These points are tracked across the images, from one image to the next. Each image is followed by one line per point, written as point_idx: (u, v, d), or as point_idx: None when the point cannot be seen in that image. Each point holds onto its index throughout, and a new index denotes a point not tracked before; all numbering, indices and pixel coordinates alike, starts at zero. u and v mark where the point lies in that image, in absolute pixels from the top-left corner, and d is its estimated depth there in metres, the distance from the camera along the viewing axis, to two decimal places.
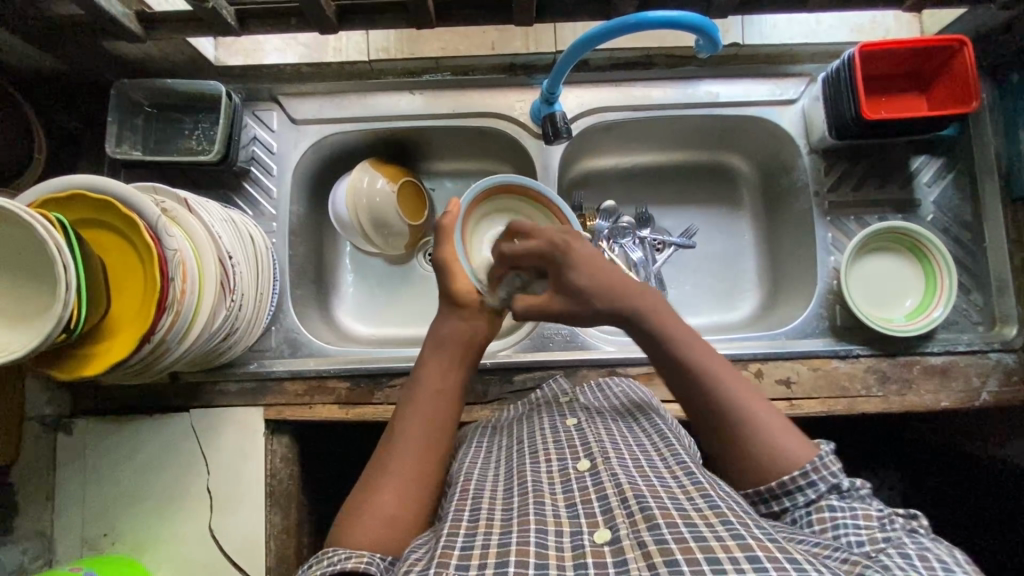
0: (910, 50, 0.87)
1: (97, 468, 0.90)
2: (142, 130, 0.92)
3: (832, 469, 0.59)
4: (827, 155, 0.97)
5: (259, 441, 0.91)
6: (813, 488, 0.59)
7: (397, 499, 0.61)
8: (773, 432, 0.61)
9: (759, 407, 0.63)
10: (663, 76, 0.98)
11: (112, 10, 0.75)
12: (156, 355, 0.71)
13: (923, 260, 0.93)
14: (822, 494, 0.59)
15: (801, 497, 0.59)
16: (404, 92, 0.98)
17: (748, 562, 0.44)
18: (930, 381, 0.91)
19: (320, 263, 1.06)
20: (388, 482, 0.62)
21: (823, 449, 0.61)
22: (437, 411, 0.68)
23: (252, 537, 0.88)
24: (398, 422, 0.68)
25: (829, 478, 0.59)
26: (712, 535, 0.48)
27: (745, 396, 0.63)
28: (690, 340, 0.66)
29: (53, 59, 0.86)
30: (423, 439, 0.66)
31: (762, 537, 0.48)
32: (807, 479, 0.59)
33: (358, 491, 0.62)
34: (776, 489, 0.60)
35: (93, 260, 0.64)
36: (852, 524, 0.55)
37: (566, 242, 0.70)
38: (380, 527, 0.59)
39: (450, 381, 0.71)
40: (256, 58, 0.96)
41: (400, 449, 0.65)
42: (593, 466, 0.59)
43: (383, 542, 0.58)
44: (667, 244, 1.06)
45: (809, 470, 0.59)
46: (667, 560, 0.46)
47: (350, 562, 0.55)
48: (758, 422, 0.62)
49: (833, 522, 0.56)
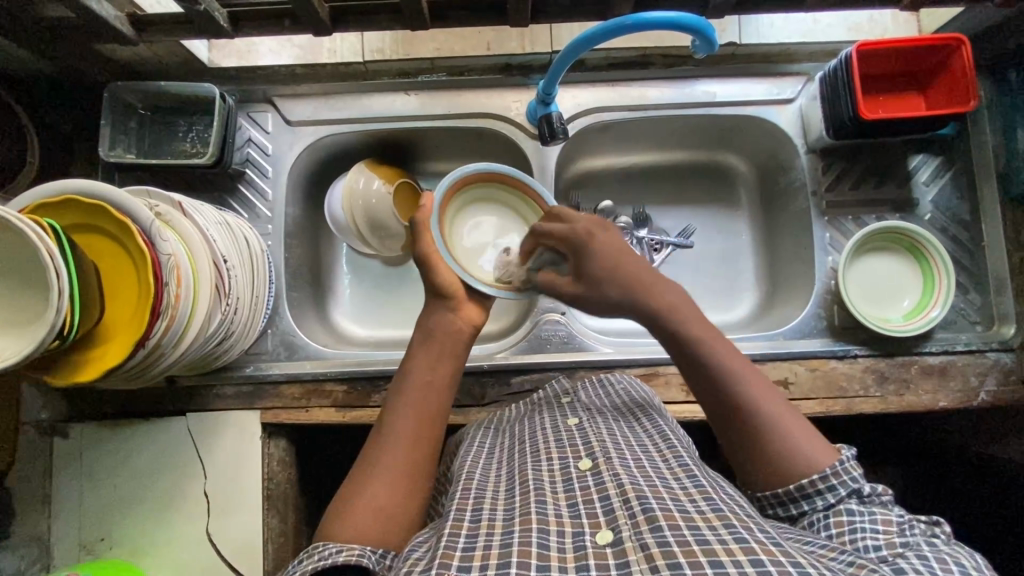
0: (906, 49, 0.87)
1: (92, 473, 0.90)
2: (136, 133, 0.92)
3: (853, 474, 0.59)
4: (825, 155, 0.97)
5: (255, 445, 0.91)
6: (832, 492, 0.58)
7: (387, 493, 0.61)
8: (796, 438, 0.61)
9: (784, 412, 0.62)
10: (660, 76, 0.97)
11: (102, 14, 0.74)
12: (151, 360, 0.71)
13: (922, 260, 0.93)
14: (842, 499, 0.58)
15: (820, 501, 0.58)
16: (399, 93, 0.98)
17: (752, 565, 0.44)
18: (928, 381, 0.91)
19: (316, 265, 1.05)
20: (377, 474, 0.62)
21: (844, 453, 0.60)
22: (426, 400, 0.68)
23: (249, 541, 0.88)
24: (388, 415, 0.67)
25: (849, 483, 0.58)
26: (714, 538, 0.47)
27: (766, 396, 0.63)
28: (707, 337, 0.66)
29: (44, 62, 0.86)
30: (411, 430, 0.66)
31: (766, 540, 0.47)
32: (826, 483, 0.58)
33: (348, 486, 0.62)
34: (794, 492, 0.59)
35: (86, 267, 0.64)
36: (870, 529, 0.55)
37: (591, 232, 0.70)
38: (367, 522, 0.59)
39: (440, 371, 0.70)
40: (250, 60, 0.96)
41: (390, 441, 0.65)
42: (594, 466, 0.59)
43: (372, 536, 0.58)
44: (666, 244, 1.05)
45: (829, 474, 0.58)
46: (670, 562, 0.45)
47: (342, 556, 0.54)
48: (782, 427, 0.61)
49: (851, 526, 0.56)
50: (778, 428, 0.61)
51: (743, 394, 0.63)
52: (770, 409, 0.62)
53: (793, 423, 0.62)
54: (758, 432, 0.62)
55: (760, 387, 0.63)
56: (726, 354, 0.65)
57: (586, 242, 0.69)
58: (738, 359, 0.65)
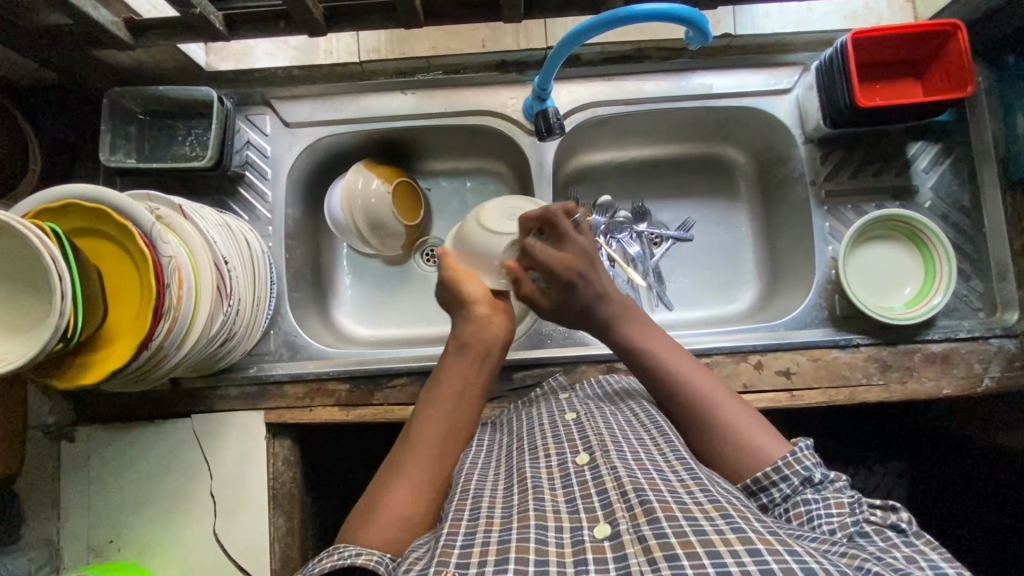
0: (900, 36, 0.87)
1: (100, 477, 0.91)
2: (136, 137, 0.92)
3: (805, 463, 0.60)
4: (823, 145, 0.97)
5: (261, 445, 0.91)
6: (786, 483, 0.60)
7: (410, 498, 0.61)
8: (759, 445, 0.63)
9: (754, 429, 0.64)
10: (655, 70, 0.97)
11: (100, 21, 0.75)
12: (155, 361, 0.71)
13: (922, 248, 0.93)
14: (797, 489, 0.60)
15: (777, 493, 0.60)
16: (396, 92, 0.98)
17: (749, 555, 0.44)
18: (931, 369, 0.90)
19: (317, 265, 1.06)
20: (403, 479, 0.63)
21: (799, 443, 0.62)
22: (456, 412, 0.69)
23: (257, 539, 0.89)
24: (416, 419, 0.69)
25: (801, 472, 0.60)
26: (711, 529, 0.47)
27: (738, 419, 0.65)
28: (674, 358, 0.71)
29: (43, 69, 0.86)
30: (437, 438, 0.67)
31: (762, 531, 0.47)
32: (780, 474, 0.60)
33: (371, 492, 0.63)
34: (752, 486, 0.61)
35: (89, 271, 0.64)
36: (825, 513, 0.57)
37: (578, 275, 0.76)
38: (391, 528, 0.59)
39: (467, 383, 0.72)
40: (248, 63, 0.97)
41: (415, 445, 0.66)
42: (591, 460, 0.59)
43: (399, 543, 0.58)
44: (665, 238, 1.06)
45: (781, 465, 0.60)
46: (667, 555, 0.45)
47: (360, 558, 0.55)
48: (751, 443, 0.63)
49: (808, 515, 0.58)
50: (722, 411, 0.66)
51: (682, 381, 0.69)
52: (739, 426, 0.65)
53: (729, 402, 0.67)
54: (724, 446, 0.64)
55: (732, 411, 0.66)
56: (700, 382, 0.69)
57: (572, 279, 0.76)
58: (682, 358, 0.72)
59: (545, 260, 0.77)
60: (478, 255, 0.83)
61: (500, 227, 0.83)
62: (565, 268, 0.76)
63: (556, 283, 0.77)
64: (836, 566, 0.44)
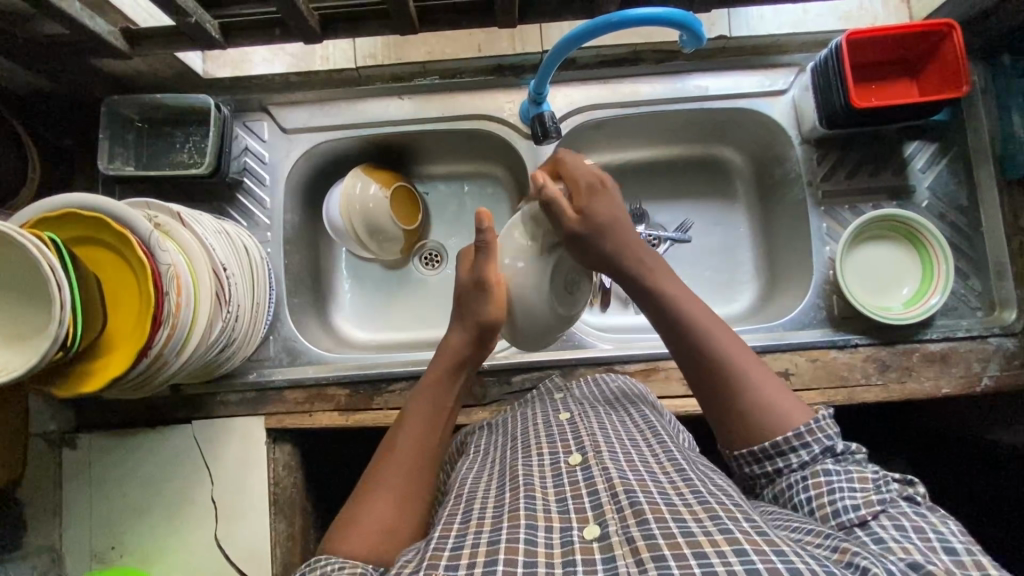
0: (895, 37, 0.87)
1: (101, 483, 0.91)
2: (133, 145, 0.93)
3: (828, 432, 0.60)
4: (820, 145, 0.97)
5: (261, 450, 0.92)
6: (807, 450, 0.60)
7: (392, 510, 0.61)
8: (780, 409, 0.62)
9: (776, 390, 0.64)
10: (651, 72, 0.97)
11: (97, 30, 0.75)
12: (155, 368, 0.72)
13: (922, 251, 0.93)
14: (817, 457, 0.60)
15: (795, 459, 0.60)
16: (393, 97, 0.99)
17: (736, 556, 0.44)
18: (930, 369, 0.90)
19: (317, 270, 1.06)
20: (385, 491, 0.63)
21: (822, 411, 0.62)
22: (433, 426, 0.69)
23: (257, 545, 0.89)
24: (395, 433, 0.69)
25: (823, 441, 0.60)
26: (700, 530, 0.47)
27: (761, 378, 0.64)
28: (695, 310, 0.68)
29: (41, 78, 0.87)
30: (415, 450, 0.67)
31: (750, 530, 0.47)
32: (801, 440, 0.60)
33: (352, 505, 0.63)
34: (768, 450, 0.61)
35: (89, 281, 0.65)
36: (848, 488, 0.56)
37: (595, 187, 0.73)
38: (374, 540, 0.59)
39: (444, 398, 0.72)
40: (245, 69, 0.97)
41: (395, 457, 0.66)
42: (584, 460, 0.59)
43: (381, 553, 0.58)
44: (663, 239, 1.05)
45: (803, 432, 0.60)
46: (655, 555, 0.45)
47: (346, 571, 0.54)
48: (773, 405, 0.63)
49: (829, 487, 0.57)
50: (744, 372, 0.65)
51: (703, 336, 0.67)
52: (759, 387, 0.64)
53: (751, 362, 0.66)
54: (745, 410, 0.63)
55: (754, 370, 0.65)
56: (722, 338, 0.67)
57: (595, 189, 0.72)
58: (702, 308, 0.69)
59: (578, 174, 0.73)
60: (519, 287, 0.74)
61: (558, 301, 0.77)
62: (589, 178, 0.73)
63: (580, 190, 0.72)
64: (822, 564, 0.44)
